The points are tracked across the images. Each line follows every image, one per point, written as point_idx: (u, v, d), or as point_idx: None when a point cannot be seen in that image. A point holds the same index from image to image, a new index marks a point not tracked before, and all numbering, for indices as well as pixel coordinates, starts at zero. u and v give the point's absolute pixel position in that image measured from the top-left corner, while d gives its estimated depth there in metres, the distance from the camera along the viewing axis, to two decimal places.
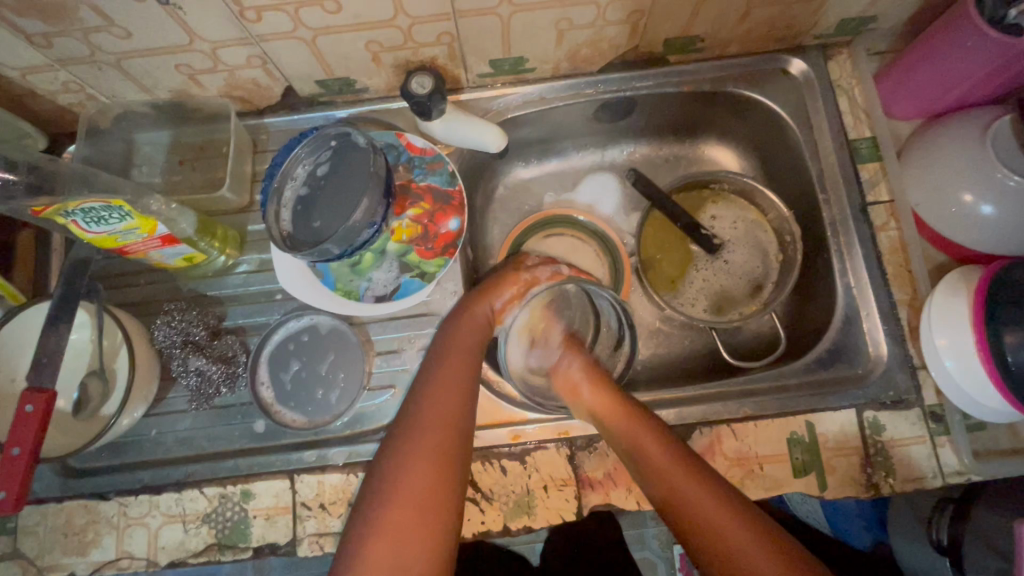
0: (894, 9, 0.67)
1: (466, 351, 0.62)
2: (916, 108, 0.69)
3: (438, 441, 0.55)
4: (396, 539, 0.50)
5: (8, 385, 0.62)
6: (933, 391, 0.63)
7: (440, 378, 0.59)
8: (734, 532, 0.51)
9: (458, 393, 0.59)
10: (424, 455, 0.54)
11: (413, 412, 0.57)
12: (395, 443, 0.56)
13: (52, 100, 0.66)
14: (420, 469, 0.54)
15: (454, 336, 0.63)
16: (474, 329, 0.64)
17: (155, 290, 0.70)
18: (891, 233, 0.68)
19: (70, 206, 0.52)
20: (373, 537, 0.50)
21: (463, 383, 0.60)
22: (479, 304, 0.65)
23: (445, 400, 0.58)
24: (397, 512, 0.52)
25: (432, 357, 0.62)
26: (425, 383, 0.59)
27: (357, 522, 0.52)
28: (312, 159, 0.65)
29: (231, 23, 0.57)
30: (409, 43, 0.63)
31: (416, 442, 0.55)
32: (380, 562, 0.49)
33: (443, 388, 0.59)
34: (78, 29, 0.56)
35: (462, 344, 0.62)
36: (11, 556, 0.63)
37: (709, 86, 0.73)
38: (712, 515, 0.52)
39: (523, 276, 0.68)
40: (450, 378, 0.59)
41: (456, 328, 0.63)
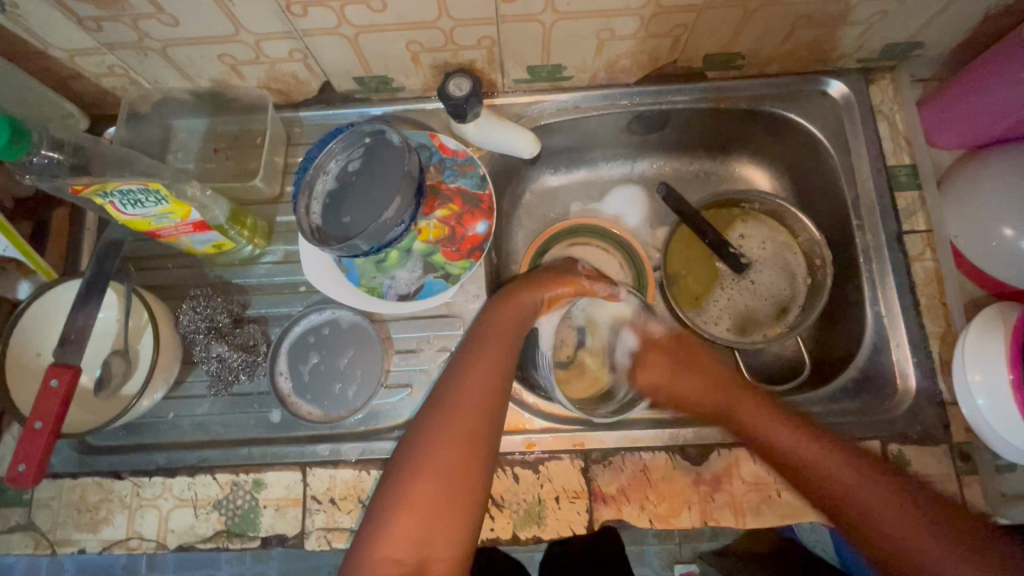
0: (941, 36, 0.66)
1: (504, 340, 0.61)
2: (959, 139, 0.67)
3: (467, 429, 0.55)
4: (421, 517, 0.52)
5: (34, 360, 0.64)
6: (963, 429, 0.62)
7: (474, 367, 0.58)
8: (802, 446, 0.58)
9: (490, 382, 0.58)
10: (454, 438, 0.55)
11: (446, 395, 0.57)
12: (425, 423, 0.56)
13: (96, 83, 0.67)
14: (449, 453, 0.54)
15: (492, 323, 0.62)
16: (515, 315, 0.63)
17: (182, 274, 0.70)
18: (926, 263, 0.66)
19: (110, 187, 0.53)
20: (397, 513, 0.51)
21: (497, 374, 0.59)
22: (527, 292, 0.64)
23: (479, 386, 0.57)
24: (425, 489, 0.53)
25: (472, 339, 0.61)
26: (459, 368, 0.59)
27: (379, 498, 0.53)
28: (345, 155, 0.65)
29: (278, 17, 0.57)
30: (450, 44, 0.63)
31: (444, 426, 0.55)
32: (404, 536, 0.51)
33: (479, 375, 0.58)
34: (128, 15, 0.56)
35: (503, 333, 0.61)
36: (24, 528, 0.63)
37: (746, 104, 0.72)
38: (776, 434, 0.59)
39: (575, 284, 0.65)
40: (487, 363, 0.59)
41: (496, 315, 0.63)
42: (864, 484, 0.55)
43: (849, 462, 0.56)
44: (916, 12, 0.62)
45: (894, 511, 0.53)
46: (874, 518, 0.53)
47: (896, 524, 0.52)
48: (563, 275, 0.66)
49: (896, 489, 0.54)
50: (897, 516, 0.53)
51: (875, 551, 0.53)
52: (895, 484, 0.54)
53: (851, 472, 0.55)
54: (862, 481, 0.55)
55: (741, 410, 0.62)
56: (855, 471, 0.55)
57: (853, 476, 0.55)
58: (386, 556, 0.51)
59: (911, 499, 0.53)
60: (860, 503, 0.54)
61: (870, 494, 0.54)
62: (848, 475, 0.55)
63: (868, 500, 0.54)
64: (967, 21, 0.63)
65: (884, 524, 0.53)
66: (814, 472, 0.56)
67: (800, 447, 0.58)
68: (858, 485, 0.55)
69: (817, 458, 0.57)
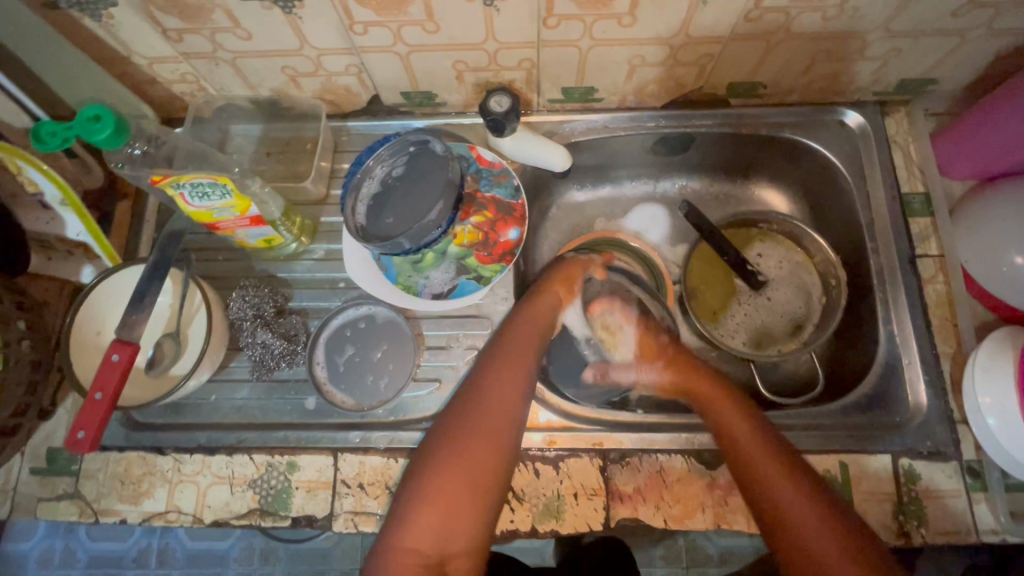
0: (955, 73, 0.70)
1: (526, 349, 0.64)
2: (972, 170, 0.71)
3: (494, 430, 0.58)
4: (442, 511, 0.54)
5: (94, 337, 0.69)
6: (972, 446, 0.64)
7: (500, 370, 0.61)
8: (764, 459, 0.58)
9: (516, 387, 0.61)
10: (476, 437, 0.57)
11: (472, 396, 0.60)
12: (451, 422, 0.58)
13: (167, 88, 0.74)
14: (474, 450, 0.56)
15: (517, 329, 0.65)
16: (535, 322, 0.67)
17: (231, 266, 0.76)
18: (938, 286, 0.69)
19: (182, 180, 0.58)
20: (423, 504, 0.54)
21: (521, 378, 0.62)
22: (542, 298, 0.69)
23: (503, 389, 0.60)
24: (448, 484, 0.55)
25: (497, 341, 0.65)
26: (484, 370, 0.62)
27: (405, 488, 0.56)
28: (390, 162, 0.71)
29: (340, 35, 0.63)
30: (493, 65, 0.69)
31: (470, 425, 0.58)
32: (426, 528, 0.53)
33: (503, 377, 0.61)
34: (208, 28, 0.63)
35: (525, 342, 0.64)
36: (71, 497, 0.67)
37: (766, 130, 0.76)
38: (741, 430, 0.61)
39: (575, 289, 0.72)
40: (512, 368, 0.62)
41: (520, 322, 0.66)
42: (797, 504, 0.55)
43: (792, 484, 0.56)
44: (930, 50, 0.66)
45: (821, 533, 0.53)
46: (806, 544, 0.53)
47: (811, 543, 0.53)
48: (569, 285, 0.72)
49: (833, 519, 0.54)
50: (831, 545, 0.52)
51: (780, 555, 0.54)
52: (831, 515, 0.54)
53: (810, 512, 0.54)
54: (797, 501, 0.55)
55: (715, 403, 0.65)
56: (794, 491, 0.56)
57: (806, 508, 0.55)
58: (407, 546, 0.53)
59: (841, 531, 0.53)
60: (782, 514, 0.55)
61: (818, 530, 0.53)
62: (782, 491, 0.56)
63: (793, 515, 0.55)
64: (979, 59, 0.67)
65: (812, 550, 0.52)
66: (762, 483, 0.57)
67: (755, 456, 0.58)
68: (791, 504, 0.55)
69: (767, 470, 0.57)
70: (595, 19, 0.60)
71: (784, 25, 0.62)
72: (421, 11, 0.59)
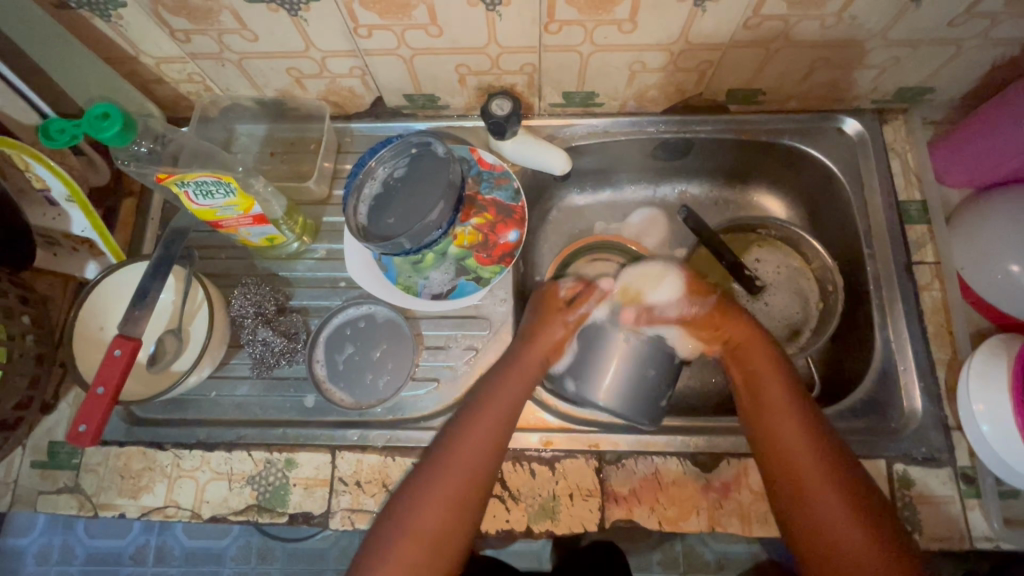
0: (952, 82, 0.71)
1: (522, 381, 0.64)
2: (967, 179, 0.72)
3: (480, 461, 0.59)
4: (416, 547, 0.55)
5: (96, 333, 0.70)
6: (967, 453, 0.64)
7: (484, 407, 0.62)
8: (792, 427, 0.59)
9: (498, 425, 0.61)
10: (453, 476, 0.58)
11: (455, 434, 0.61)
12: (431, 458, 0.60)
13: (174, 88, 0.75)
14: (449, 488, 0.57)
15: (520, 358, 0.65)
16: (550, 347, 0.66)
17: (234, 264, 0.76)
18: (934, 293, 0.70)
19: (187, 178, 0.59)
20: (398, 540, 0.55)
21: (503, 416, 0.62)
22: (549, 329, 0.66)
23: (485, 428, 0.61)
24: (422, 522, 0.56)
25: (485, 379, 0.65)
26: (469, 407, 0.62)
27: (384, 521, 0.58)
28: (392, 163, 0.71)
29: (345, 37, 0.64)
30: (495, 69, 0.70)
31: (449, 465, 0.58)
32: (398, 563, 0.55)
33: (486, 415, 0.61)
34: (215, 29, 0.64)
35: (522, 376, 0.64)
36: (71, 490, 0.68)
37: (765, 136, 0.77)
38: (773, 388, 0.62)
39: (569, 318, 0.66)
40: (495, 406, 0.62)
41: (525, 354, 0.65)
42: (821, 477, 0.56)
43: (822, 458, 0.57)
44: (927, 59, 0.67)
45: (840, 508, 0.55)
46: (824, 524, 0.54)
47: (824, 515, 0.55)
48: (560, 311, 0.67)
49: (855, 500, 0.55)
50: (845, 533, 0.54)
51: (787, 513, 0.57)
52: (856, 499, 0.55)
53: (834, 492, 0.55)
54: (824, 473, 0.56)
55: (753, 354, 0.64)
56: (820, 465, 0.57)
57: (830, 489, 0.56)
58: None
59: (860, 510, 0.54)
60: (802, 481, 0.57)
61: (834, 515, 0.54)
62: (811, 462, 0.57)
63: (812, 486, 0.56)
64: (976, 69, 0.68)
65: (829, 531, 0.54)
66: (791, 447, 0.58)
67: (782, 415, 0.60)
68: (815, 475, 0.56)
69: (793, 434, 0.59)
70: (596, 25, 0.61)
71: (782, 32, 0.63)
72: (424, 15, 0.60)
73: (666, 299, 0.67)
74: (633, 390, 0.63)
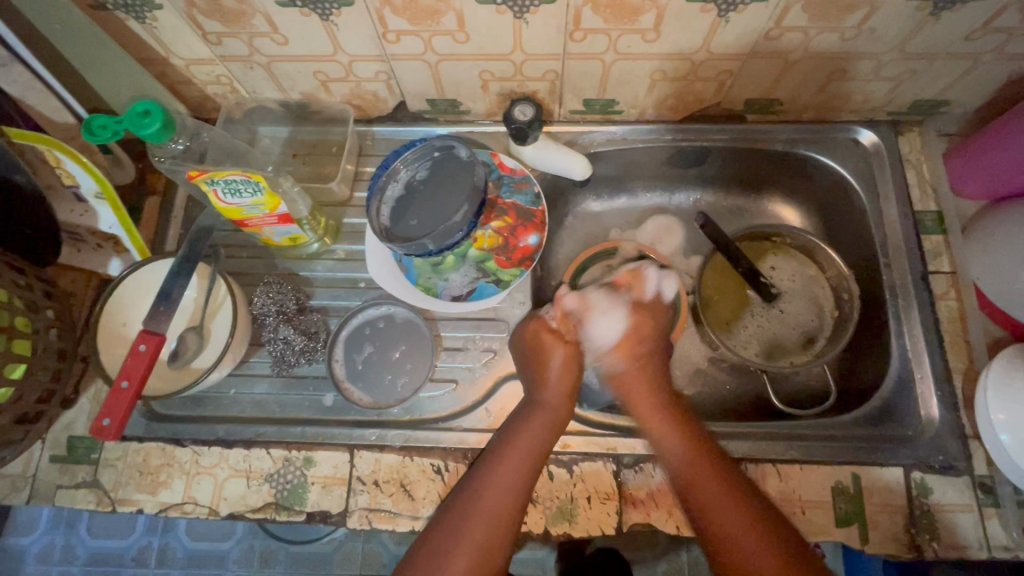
0: (967, 95, 0.72)
1: (546, 428, 0.65)
2: (984, 190, 0.72)
3: (502, 512, 0.60)
4: None
5: (119, 328, 0.70)
6: (984, 462, 0.64)
7: (512, 449, 0.62)
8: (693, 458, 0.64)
9: (526, 466, 0.62)
10: (483, 519, 0.59)
11: (483, 475, 0.61)
12: (460, 502, 0.60)
13: (201, 90, 0.76)
14: (480, 531, 0.59)
15: (544, 402, 0.66)
16: (566, 386, 0.69)
17: (255, 263, 0.77)
18: (950, 302, 0.71)
19: (217, 176, 0.60)
20: None
21: (532, 458, 0.63)
22: (552, 361, 0.70)
23: (514, 470, 0.62)
24: (454, 564, 0.57)
25: (513, 420, 0.66)
26: (497, 447, 0.63)
27: (414, 563, 0.58)
28: (415, 165, 0.72)
29: (373, 42, 0.66)
30: (518, 75, 0.71)
31: (479, 508, 0.60)
32: None
33: (514, 456, 0.62)
34: (247, 33, 0.65)
35: (546, 423, 0.65)
36: (89, 485, 0.68)
37: (782, 146, 0.78)
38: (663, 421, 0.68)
39: (566, 337, 0.72)
40: (523, 447, 0.63)
41: (547, 398, 0.67)
42: (738, 527, 0.59)
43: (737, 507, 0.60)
44: (943, 72, 0.68)
45: (758, 556, 0.58)
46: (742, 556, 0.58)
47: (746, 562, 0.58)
48: (559, 339, 0.71)
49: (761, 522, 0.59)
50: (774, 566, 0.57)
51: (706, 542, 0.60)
52: (760, 516, 0.59)
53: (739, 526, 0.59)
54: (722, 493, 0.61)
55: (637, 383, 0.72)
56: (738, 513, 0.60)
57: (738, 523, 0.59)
58: None
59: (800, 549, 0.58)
60: (716, 529, 0.59)
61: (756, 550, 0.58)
62: (715, 495, 0.61)
63: (728, 536, 0.59)
64: (991, 83, 0.69)
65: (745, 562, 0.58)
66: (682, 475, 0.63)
67: (674, 447, 0.65)
68: (710, 494, 0.61)
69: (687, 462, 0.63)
70: (620, 34, 0.62)
71: (802, 44, 0.64)
72: (452, 22, 0.62)
73: (601, 337, 0.75)
74: (653, 344, 0.74)
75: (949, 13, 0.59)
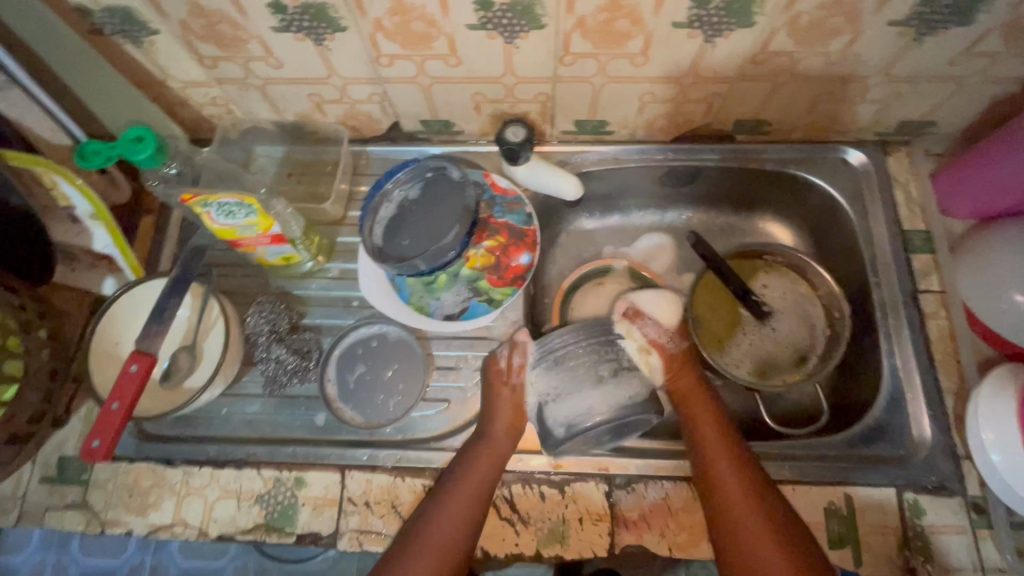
0: (954, 116, 0.73)
1: (490, 461, 0.64)
2: (972, 210, 0.72)
3: (450, 543, 0.59)
4: None
5: (111, 348, 0.70)
6: (977, 482, 0.64)
7: (461, 479, 0.63)
8: (725, 466, 0.61)
9: (475, 497, 0.62)
10: (430, 551, 0.59)
11: (432, 507, 0.61)
12: (411, 534, 0.60)
13: (198, 111, 0.77)
14: (427, 564, 0.58)
15: (492, 433, 0.66)
16: (513, 421, 0.67)
17: (249, 282, 0.78)
18: (941, 321, 0.71)
19: (211, 200, 0.60)
20: None
21: (481, 487, 0.62)
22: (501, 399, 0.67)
23: (461, 502, 0.61)
24: None
25: (464, 451, 0.66)
26: (448, 478, 0.63)
27: None
28: (407, 185, 0.73)
29: (367, 65, 0.66)
30: (510, 97, 0.72)
31: (426, 541, 0.59)
32: None
33: (464, 486, 0.62)
34: (243, 57, 0.66)
35: (493, 455, 0.65)
36: (78, 506, 0.68)
37: (772, 166, 0.79)
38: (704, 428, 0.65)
39: (509, 381, 0.68)
40: (472, 478, 0.63)
41: (492, 429, 0.66)
42: (758, 521, 0.58)
43: (753, 493, 0.60)
44: (929, 95, 0.69)
45: (768, 552, 0.56)
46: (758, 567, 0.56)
47: (759, 557, 0.56)
48: (501, 379, 0.68)
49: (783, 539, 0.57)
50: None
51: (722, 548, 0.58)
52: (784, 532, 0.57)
53: (766, 540, 0.57)
54: (749, 506, 0.59)
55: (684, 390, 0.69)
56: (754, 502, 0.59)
57: (762, 536, 0.57)
58: None
59: (800, 558, 0.56)
60: (736, 526, 0.58)
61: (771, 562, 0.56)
62: (741, 505, 0.59)
63: (745, 527, 0.58)
64: (976, 104, 0.70)
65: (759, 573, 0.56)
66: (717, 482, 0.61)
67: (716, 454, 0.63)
68: (741, 504, 0.59)
69: (724, 472, 0.61)
70: (610, 58, 0.64)
71: (788, 67, 0.65)
72: (444, 46, 0.63)
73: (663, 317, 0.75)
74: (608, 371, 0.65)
75: (931, 38, 0.60)
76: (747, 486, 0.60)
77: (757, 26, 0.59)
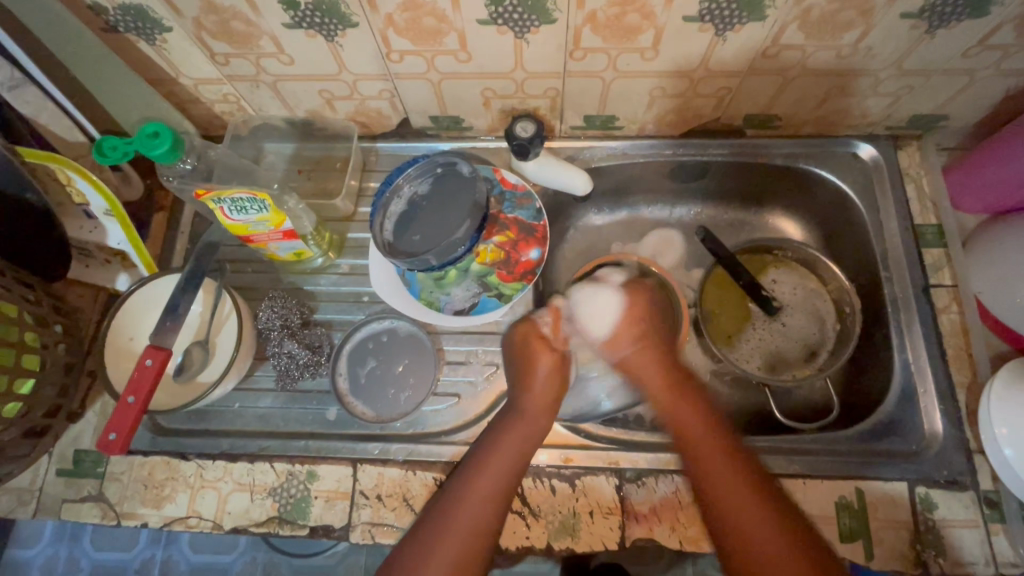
0: (966, 109, 0.72)
1: (526, 437, 0.64)
2: (983, 205, 0.73)
3: (483, 519, 0.58)
4: None
5: (126, 343, 0.71)
6: (990, 477, 0.64)
7: (494, 454, 0.62)
8: (719, 462, 0.59)
9: (509, 473, 0.61)
10: (462, 527, 0.58)
11: (464, 483, 0.60)
12: (443, 508, 0.59)
13: (209, 108, 0.78)
14: (456, 541, 0.57)
15: (524, 409, 0.65)
16: (550, 394, 0.67)
17: (260, 278, 0.78)
18: (952, 316, 0.71)
19: (224, 195, 0.61)
20: None
21: (514, 464, 0.62)
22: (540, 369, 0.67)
23: (494, 478, 0.60)
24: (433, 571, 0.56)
25: (496, 426, 0.65)
26: (479, 454, 0.62)
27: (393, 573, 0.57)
28: (418, 181, 0.73)
29: (377, 61, 0.67)
30: (519, 92, 0.72)
31: (458, 516, 0.58)
32: None
33: (498, 462, 0.61)
34: (254, 54, 0.66)
35: (526, 432, 0.64)
36: (94, 499, 0.69)
37: (781, 160, 0.79)
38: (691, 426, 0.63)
39: (555, 345, 0.69)
40: (506, 454, 0.62)
41: (527, 407, 0.66)
42: (763, 517, 0.55)
43: (754, 492, 0.57)
44: (941, 88, 0.68)
45: (778, 548, 0.54)
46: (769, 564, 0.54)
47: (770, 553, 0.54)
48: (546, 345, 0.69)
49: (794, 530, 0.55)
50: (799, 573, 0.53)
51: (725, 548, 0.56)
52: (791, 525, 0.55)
53: (775, 537, 0.54)
54: (752, 499, 0.57)
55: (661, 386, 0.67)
56: (759, 512, 0.56)
57: (769, 529, 0.55)
58: None
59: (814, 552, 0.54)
60: (743, 524, 0.55)
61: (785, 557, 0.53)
62: (743, 501, 0.57)
63: (749, 523, 0.55)
64: (989, 98, 0.70)
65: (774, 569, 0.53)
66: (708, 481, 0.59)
67: (709, 453, 0.60)
68: (743, 499, 0.57)
69: (720, 470, 0.58)
70: (620, 52, 0.63)
71: (800, 61, 0.65)
72: (454, 42, 0.63)
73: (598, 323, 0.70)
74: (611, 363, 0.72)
75: (944, 31, 0.60)
76: (748, 481, 0.58)
77: (769, 19, 0.59)
